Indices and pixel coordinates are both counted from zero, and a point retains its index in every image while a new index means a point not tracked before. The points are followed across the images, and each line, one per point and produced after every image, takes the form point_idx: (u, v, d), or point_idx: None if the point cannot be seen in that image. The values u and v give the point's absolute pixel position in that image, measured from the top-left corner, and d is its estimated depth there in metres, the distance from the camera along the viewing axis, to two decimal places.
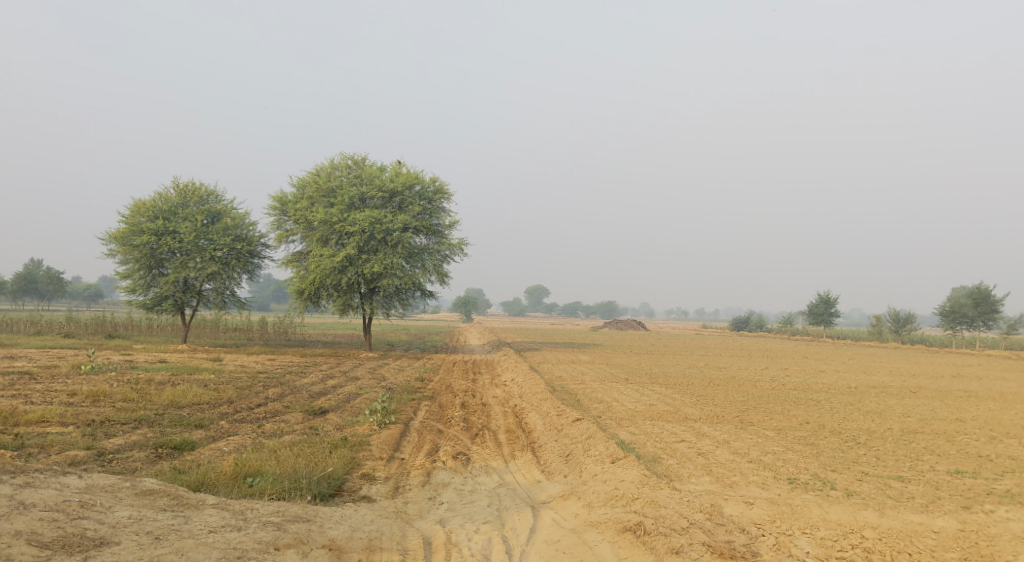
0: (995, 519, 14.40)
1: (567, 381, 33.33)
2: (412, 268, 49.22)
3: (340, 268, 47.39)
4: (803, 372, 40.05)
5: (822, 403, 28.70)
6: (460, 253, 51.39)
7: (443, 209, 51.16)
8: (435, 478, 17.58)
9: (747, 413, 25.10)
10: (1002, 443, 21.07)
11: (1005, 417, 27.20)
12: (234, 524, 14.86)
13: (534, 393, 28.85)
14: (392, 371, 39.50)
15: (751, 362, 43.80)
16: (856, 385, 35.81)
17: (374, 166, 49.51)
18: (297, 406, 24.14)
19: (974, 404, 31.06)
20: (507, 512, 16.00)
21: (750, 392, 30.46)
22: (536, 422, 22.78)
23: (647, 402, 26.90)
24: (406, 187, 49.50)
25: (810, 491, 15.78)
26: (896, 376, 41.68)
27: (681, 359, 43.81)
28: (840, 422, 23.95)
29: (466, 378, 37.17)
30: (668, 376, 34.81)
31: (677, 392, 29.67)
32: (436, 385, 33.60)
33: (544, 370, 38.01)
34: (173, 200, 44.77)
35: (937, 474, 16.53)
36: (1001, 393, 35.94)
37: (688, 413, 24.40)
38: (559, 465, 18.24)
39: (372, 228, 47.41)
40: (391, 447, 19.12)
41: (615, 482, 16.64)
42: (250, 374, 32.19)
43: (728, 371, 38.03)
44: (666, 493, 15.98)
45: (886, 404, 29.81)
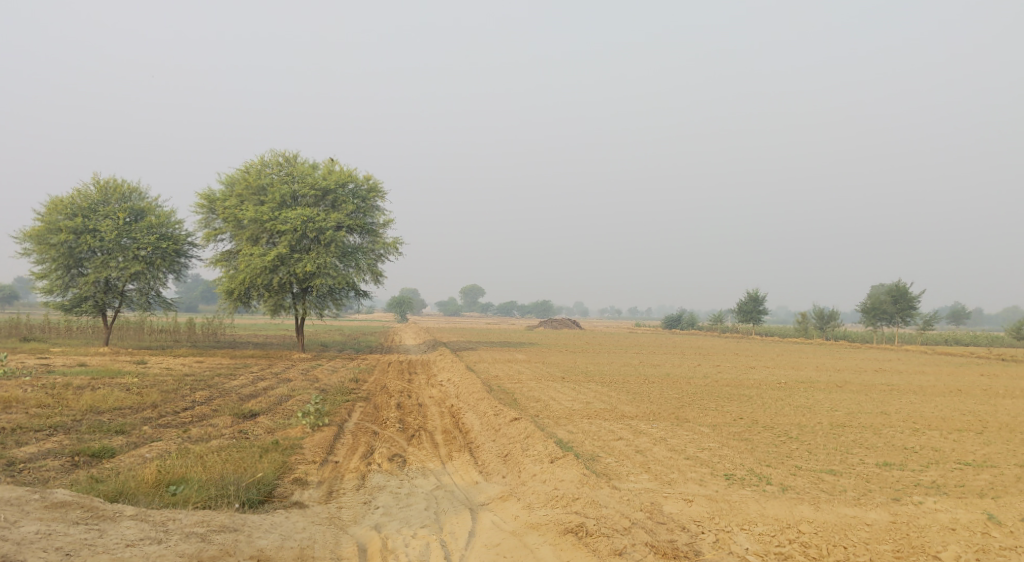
0: (924, 509, 14.73)
1: (504, 380, 33.17)
2: (345, 268, 48.37)
3: (271, 268, 46.21)
4: (734, 368, 40.79)
5: (754, 398, 29.20)
6: (396, 252, 50.73)
7: (378, 207, 50.42)
8: (370, 481, 17.14)
9: (682, 410, 25.33)
10: (925, 435, 21.71)
11: (926, 410, 28.13)
12: (154, 537, 14.14)
13: (471, 393, 28.58)
14: (325, 372, 38.68)
15: (684, 359, 44.42)
16: (785, 380, 36.62)
17: (306, 163, 48.44)
18: (225, 410, 23.33)
19: (896, 398, 32.05)
20: (445, 516, 15.68)
21: (685, 389, 30.80)
22: (474, 422, 22.50)
23: (584, 400, 26.93)
24: (340, 185, 48.63)
25: (747, 487, 15.91)
26: (823, 371, 42.84)
27: (616, 357, 44.12)
28: (772, 417, 24.37)
29: (402, 378, 36.65)
30: (605, 375, 34.98)
31: (613, 390, 29.79)
32: (371, 386, 33.04)
33: (480, 369, 37.77)
34: (93, 197, 42.95)
35: (867, 467, 16.87)
36: (921, 386, 37.23)
37: (625, 411, 24.48)
38: (497, 465, 18.01)
39: (305, 226, 46.38)
40: (324, 450, 18.59)
41: (554, 483, 16.49)
42: (176, 377, 31.06)
43: (662, 368, 38.46)
44: (606, 492, 15.90)
45: (814, 398, 30.52)
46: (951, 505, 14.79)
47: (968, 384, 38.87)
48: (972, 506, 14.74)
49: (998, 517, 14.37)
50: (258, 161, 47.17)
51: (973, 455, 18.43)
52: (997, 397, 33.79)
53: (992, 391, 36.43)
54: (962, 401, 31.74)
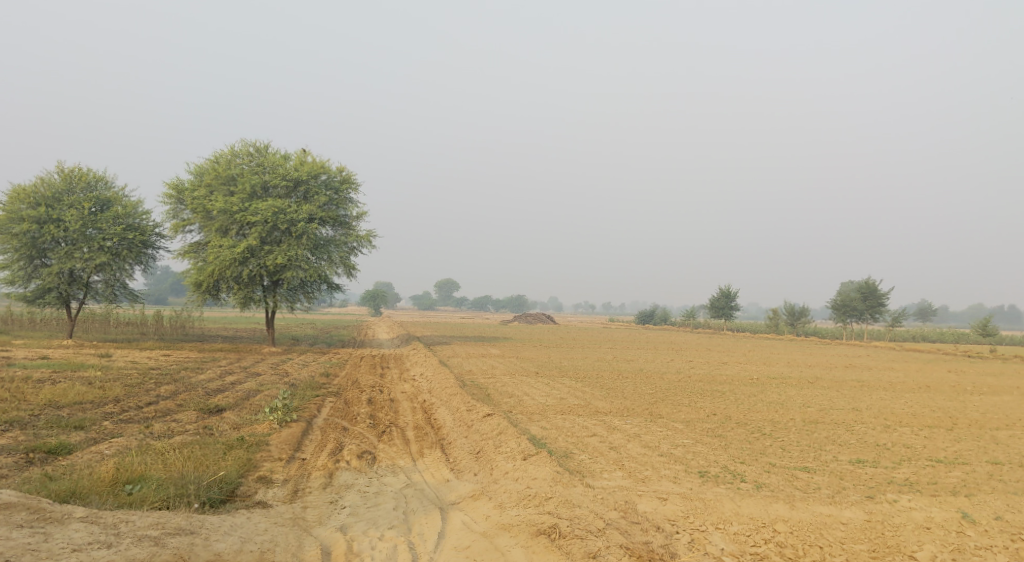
0: (898, 508, 14.65)
1: (477, 375, 32.86)
2: (317, 261, 47.73)
3: (241, 260, 45.44)
4: (708, 363, 40.83)
5: (727, 394, 29.15)
6: (369, 244, 50.19)
7: (351, 199, 49.85)
8: (338, 479, 16.75)
9: (656, 405, 25.19)
10: (897, 431, 21.74)
11: (897, 406, 28.25)
12: (103, 541, 13.64)
13: (444, 387, 28.25)
14: (295, 366, 38.09)
15: (657, 355, 44.38)
16: (757, 376, 36.69)
17: (278, 154, 47.68)
18: (191, 404, 22.79)
19: (867, 394, 32.20)
20: (414, 516, 15.35)
21: (658, 385, 30.71)
22: (447, 417, 22.16)
23: (558, 395, 26.71)
24: (312, 176, 47.94)
25: (722, 485, 15.76)
26: (794, 367, 43.00)
27: (590, 352, 43.97)
28: (746, 413, 24.31)
29: (373, 373, 36.20)
30: (578, 370, 34.81)
31: (587, 386, 29.60)
32: (342, 380, 32.58)
33: (453, 363, 37.44)
34: (57, 185, 41.89)
35: (841, 464, 16.80)
36: (890, 382, 37.46)
37: (599, 407, 24.28)
38: (469, 463, 17.70)
39: (276, 218, 45.63)
40: (291, 446, 18.15)
41: (526, 481, 16.22)
42: (141, 371, 30.39)
43: (636, 363, 38.37)
44: (579, 490, 15.66)
45: (786, 394, 30.55)
46: (925, 504, 14.71)
47: (937, 381, 39.21)
48: (946, 505, 14.67)
49: (972, 515, 14.32)
50: (228, 151, 46.32)
51: (945, 452, 18.44)
52: (964, 394, 34.08)
53: (960, 388, 36.76)
54: (932, 398, 31.95)
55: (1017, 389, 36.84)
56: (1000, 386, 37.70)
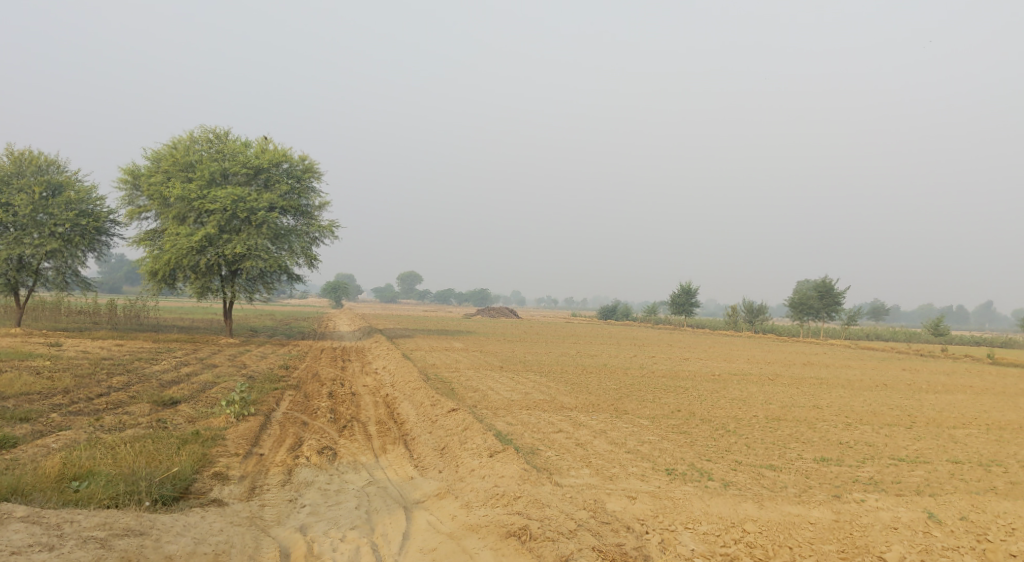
0: (865, 507, 14.65)
1: (440, 369, 32.51)
2: (277, 251, 46.87)
3: (199, 249, 44.37)
4: (669, 359, 40.94)
5: (690, 390, 29.17)
6: (331, 235, 49.45)
7: (313, 188, 49.07)
8: (297, 476, 16.27)
9: (621, 401, 25.06)
10: (858, 429, 21.88)
11: (856, 404, 28.53)
12: (46, 543, 13.02)
13: (406, 381, 27.82)
14: (254, 358, 37.30)
15: (620, 350, 44.39)
16: (719, 372, 36.86)
17: (238, 141, 46.67)
18: (144, 396, 22.05)
19: (826, 391, 32.52)
20: (377, 515, 14.96)
21: (621, 380, 30.65)
22: (410, 412, 21.76)
23: (522, 390, 26.48)
24: (273, 164, 47.06)
25: (689, 483, 15.64)
26: (754, 364, 43.33)
27: (553, 347, 43.83)
28: (709, 410, 24.31)
29: (334, 366, 35.60)
30: (541, 364, 34.62)
31: (551, 381, 29.39)
32: (302, 373, 31.96)
33: (416, 357, 36.99)
34: (6, 168, 40.42)
35: (807, 462, 16.79)
36: (848, 380, 37.90)
37: (564, 402, 24.07)
38: (433, 459, 17.34)
39: (235, 206, 44.64)
40: (249, 441, 17.60)
41: (493, 479, 15.92)
42: (92, 361, 29.43)
43: (599, 358, 38.28)
44: (547, 489, 15.42)
45: (748, 391, 30.68)
46: (892, 503, 14.72)
47: (892, 379, 39.80)
48: (912, 504, 14.70)
49: (938, 515, 14.36)
50: (187, 136, 45.18)
51: (907, 450, 18.56)
52: (920, 392, 34.60)
53: (915, 386, 37.34)
54: (889, 396, 32.37)
55: (969, 387, 37.54)
56: (953, 385, 38.38)
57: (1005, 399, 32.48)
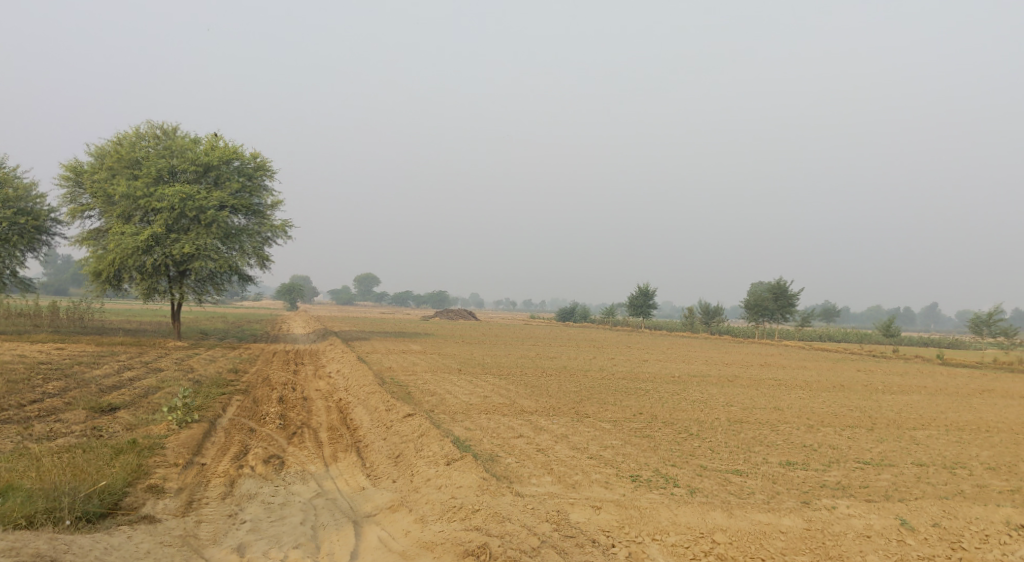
0: (836, 514, 14.26)
1: (397, 372, 31.62)
2: (228, 251, 45.47)
3: (145, 249, 42.75)
4: (629, 361, 40.59)
5: (651, 393, 28.73)
6: (284, 235, 48.19)
7: (265, 187, 47.78)
8: (239, 489, 15.32)
9: (582, 404, 24.50)
10: (821, 431, 21.61)
11: (817, 405, 28.37)
12: None
13: (361, 385, 26.92)
14: (202, 362, 35.96)
15: (579, 352, 43.90)
16: (679, 374, 36.54)
17: (187, 137, 45.17)
18: (81, 403, 20.86)
19: (786, 393, 32.39)
20: (324, 532, 14.13)
21: (582, 383, 30.12)
22: (363, 417, 20.90)
23: (481, 394, 25.77)
24: (223, 162, 45.66)
25: (655, 491, 15.11)
26: (712, 365, 43.20)
27: (512, 350, 43.15)
28: (671, 412, 23.90)
29: (286, 369, 34.48)
30: (500, 367, 33.96)
31: (510, 384, 28.70)
32: (252, 377, 30.82)
33: (372, 360, 36.03)
34: None
35: (773, 467, 16.38)
36: (806, 382, 37.90)
37: (524, 406, 23.42)
38: (387, 468, 16.54)
39: (183, 205, 43.16)
40: (189, 450, 16.61)
41: (449, 490, 15.19)
42: (28, 366, 27.97)
43: (559, 361, 37.71)
44: (508, 500, 14.75)
45: (708, 393, 30.40)
46: (864, 511, 14.33)
47: (849, 380, 39.95)
48: (884, 511, 14.31)
49: (911, 522, 13.99)
50: (132, 132, 43.58)
51: (871, 453, 18.28)
52: (877, 392, 34.69)
53: (872, 387, 37.47)
54: (847, 396, 32.37)
55: (924, 388, 37.80)
56: (908, 386, 38.62)
57: (959, 400, 32.71)
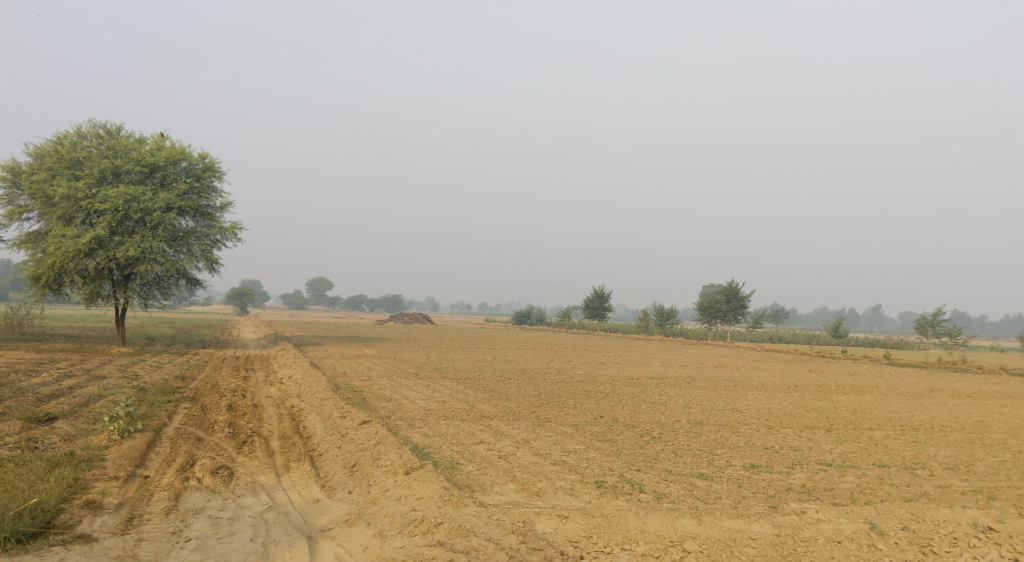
0: (805, 519, 14.09)
1: (352, 377, 30.88)
2: (175, 254, 44.10)
3: (87, 252, 41.19)
4: (586, 364, 40.39)
5: (610, 395, 28.49)
6: (233, 237, 46.96)
7: (214, 188, 46.48)
8: (185, 503, 14.57)
9: (541, 408, 24.11)
10: (781, 433, 21.55)
11: (773, 406, 28.43)
12: None
13: (314, 391, 26.15)
14: (148, 368, 34.75)
15: (535, 355, 43.55)
16: (636, 376, 36.45)
17: (131, 137, 43.69)
18: (15, 413, 19.78)
19: (743, 394, 32.45)
20: (275, 549, 13.49)
21: (540, 386, 29.75)
22: (317, 425, 20.20)
23: (438, 399, 25.22)
24: (170, 162, 44.30)
25: (621, 498, 14.78)
26: (669, 367, 43.24)
27: (468, 353, 42.63)
28: (632, 415, 23.65)
29: (236, 376, 33.44)
30: (458, 371, 33.41)
31: (468, 388, 28.19)
32: (200, 384, 29.80)
33: (325, 365, 35.19)
34: None
35: (738, 470, 16.19)
36: (761, 383, 38.09)
37: (483, 410, 22.96)
38: (342, 478, 15.93)
39: (128, 206, 41.70)
40: (132, 462, 15.77)
41: (409, 501, 14.65)
42: None
43: (516, 364, 37.29)
44: (471, 511, 14.27)
45: (666, 395, 30.29)
46: (833, 515, 14.18)
47: (802, 381, 40.29)
48: (853, 515, 14.18)
49: (880, 526, 13.88)
50: (73, 132, 42.00)
51: (833, 454, 18.21)
52: (831, 393, 35.00)
53: (824, 387, 37.81)
54: (803, 397, 32.56)
55: (875, 388, 38.28)
56: (860, 386, 39.08)
57: (910, 400, 33.14)
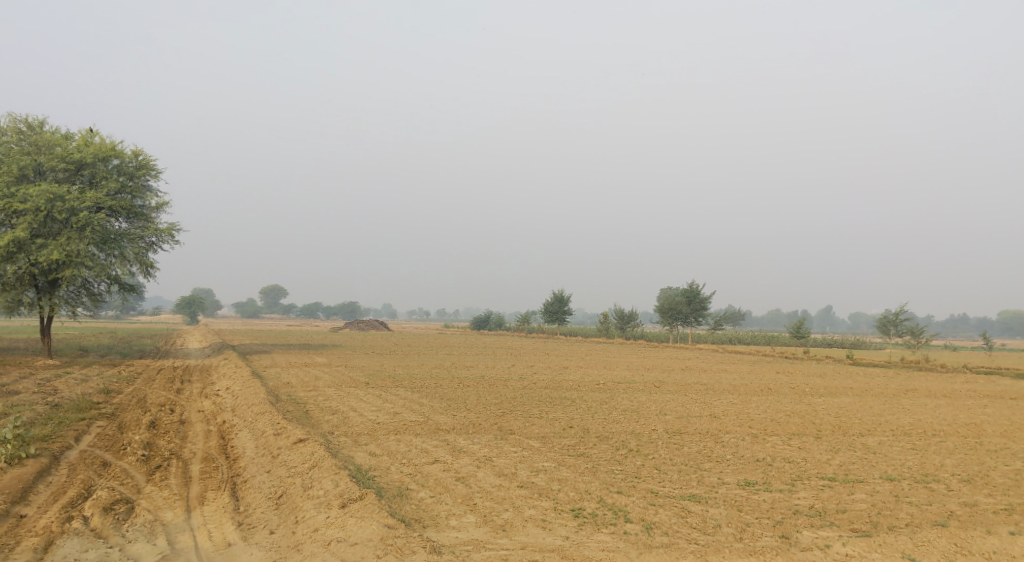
0: (829, 555, 12.03)
1: (296, 388, 28.22)
2: (106, 258, 40.85)
3: (7, 257, 37.80)
4: (549, 369, 38.10)
5: (578, 403, 26.26)
6: (171, 239, 43.84)
7: (149, 187, 43.25)
8: (57, 555, 11.95)
9: (504, 419, 21.74)
10: (768, 441, 19.52)
11: (752, 411, 26.43)
12: None
13: (250, 405, 23.49)
14: (71, 382, 31.62)
15: (496, 361, 41.16)
16: (602, 381, 34.29)
17: (56, 132, 40.43)
18: None
19: (717, 398, 30.44)
20: None
21: (502, 394, 27.36)
22: (248, 444, 17.62)
23: (389, 410, 22.77)
24: (99, 160, 41.10)
25: (603, 531, 12.62)
26: (635, 371, 41.19)
27: (424, 359, 40.12)
28: (603, 425, 21.44)
29: (169, 388, 30.47)
30: (413, 379, 30.90)
31: (423, 397, 25.72)
32: (126, 398, 26.90)
33: (268, 375, 32.33)
34: None
35: (733, 490, 14.08)
36: (732, 385, 36.15)
37: (439, 423, 20.54)
38: (264, 514, 13.44)
39: (51, 206, 38.40)
40: (8, 498, 13.16)
41: (342, 548, 12.21)
42: None
43: (476, 371, 34.88)
44: (423, 556, 11.96)
45: (637, 401, 28.13)
46: (860, 548, 12.16)
47: (774, 383, 38.48)
48: (883, 548, 12.16)
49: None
50: None
51: (833, 466, 16.23)
52: (807, 396, 33.19)
53: (798, 390, 36.00)
54: (779, 401, 30.71)
55: (849, 390, 36.57)
56: (833, 388, 37.39)
57: (889, 401, 31.42)
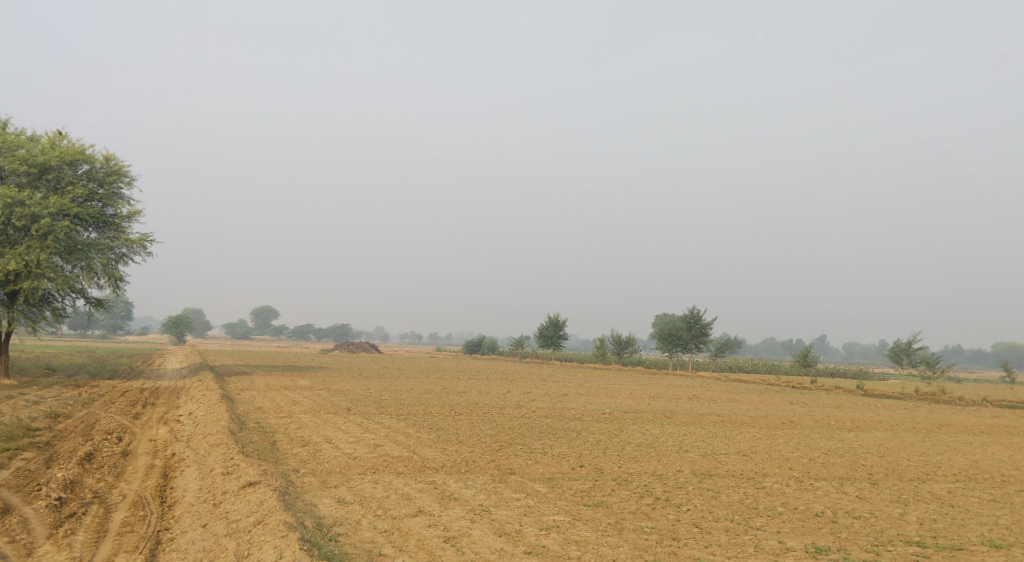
0: None
1: (267, 415, 24.87)
2: (70, 270, 37.67)
3: None
4: (549, 396, 34.87)
5: (585, 436, 23.01)
6: (143, 251, 40.65)
7: (120, 195, 40.16)
8: None
9: (502, 456, 18.52)
10: (818, 488, 16.34)
11: (783, 449, 23.17)
12: None
13: (209, 435, 20.12)
14: (20, 404, 28.28)
15: (490, 386, 37.96)
16: (608, 410, 31.04)
17: (20, 134, 37.48)
18: None
19: (739, 432, 27.18)
20: None
21: (499, 424, 24.09)
22: (190, 484, 14.50)
23: (368, 442, 19.52)
24: (67, 165, 38.09)
25: None
26: (641, 399, 37.86)
27: (413, 384, 36.86)
28: (619, 464, 18.29)
29: (126, 414, 27.12)
30: (398, 405, 27.62)
31: (409, 427, 22.42)
32: (72, 425, 23.62)
33: (240, 399, 28.94)
34: None
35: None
36: (751, 418, 32.78)
37: (426, 460, 17.36)
38: None
39: (10, 212, 35.33)
40: None
41: None
42: None
43: (469, 397, 31.58)
44: None
45: (651, 434, 24.90)
46: None
47: (793, 415, 35.20)
48: None
49: None
50: None
51: (912, 522, 13.35)
52: (835, 430, 29.87)
53: (823, 423, 32.69)
54: (806, 436, 27.47)
55: (878, 424, 33.28)
56: (859, 422, 34.06)
57: (929, 439, 28.12)
